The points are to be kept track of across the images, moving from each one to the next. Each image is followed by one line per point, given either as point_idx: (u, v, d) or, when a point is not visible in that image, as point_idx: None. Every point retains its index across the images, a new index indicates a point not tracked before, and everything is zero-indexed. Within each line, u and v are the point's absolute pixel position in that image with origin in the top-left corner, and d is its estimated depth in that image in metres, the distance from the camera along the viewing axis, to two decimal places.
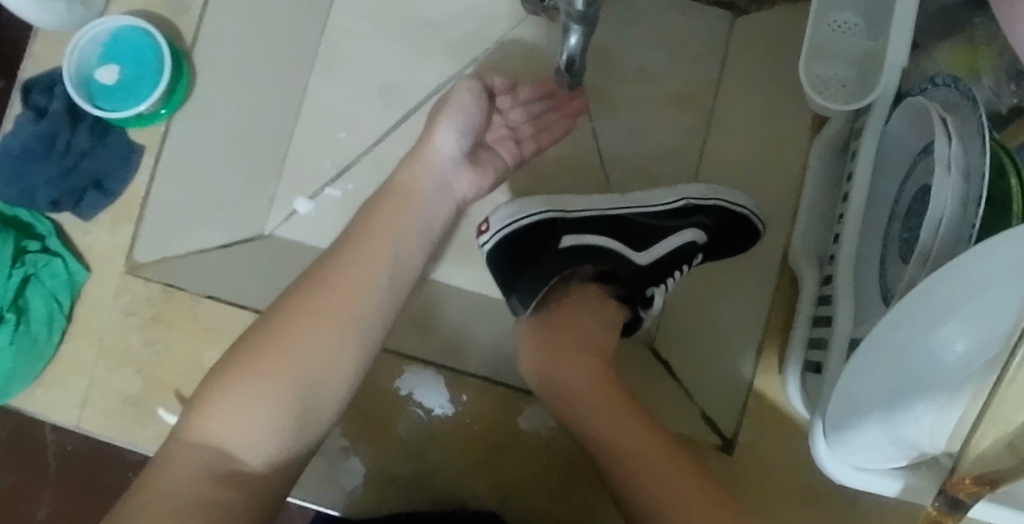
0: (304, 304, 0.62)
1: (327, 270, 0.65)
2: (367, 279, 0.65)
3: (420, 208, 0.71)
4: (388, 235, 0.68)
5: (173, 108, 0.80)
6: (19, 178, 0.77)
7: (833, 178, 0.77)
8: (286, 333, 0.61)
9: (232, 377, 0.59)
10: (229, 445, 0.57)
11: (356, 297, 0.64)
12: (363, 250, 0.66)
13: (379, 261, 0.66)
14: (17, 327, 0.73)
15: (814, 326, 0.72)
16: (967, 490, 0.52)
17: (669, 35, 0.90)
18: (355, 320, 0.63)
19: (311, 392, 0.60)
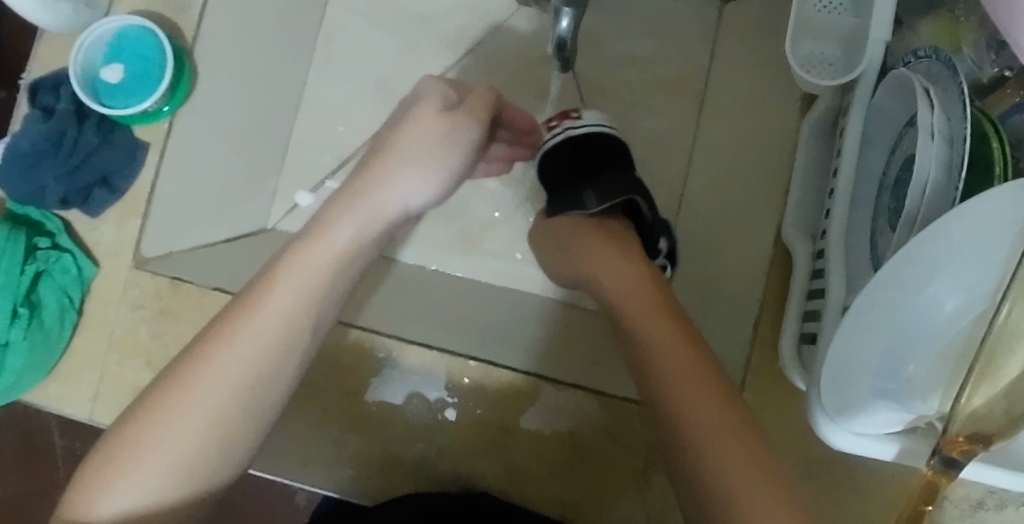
0: (225, 337, 0.57)
1: (204, 354, 0.56)
2: (256, 354, 0.57)
3: (323, 262, 0.61)
4: (291, 294, 0.59)
5: (176, 104, 0.82)
6: (29, 177, 0.79)
7: (822, 154, 0.78)
8: (164, 421, 0.54)
9: (154, 413, 0.54)
10: (146, 478, 0.53)
11: (242, 372, 0.56)
12: (292, 278, 0.59)
13: (278, 329, 0.58)
14: (30, 322, 0.75)
15: (809, 298, 0.74)
16: (961, 449, 0.52)
17: (658, 23, 0.92)
18: (250, 396, 0.56)
19: (227, 432, 0.55)
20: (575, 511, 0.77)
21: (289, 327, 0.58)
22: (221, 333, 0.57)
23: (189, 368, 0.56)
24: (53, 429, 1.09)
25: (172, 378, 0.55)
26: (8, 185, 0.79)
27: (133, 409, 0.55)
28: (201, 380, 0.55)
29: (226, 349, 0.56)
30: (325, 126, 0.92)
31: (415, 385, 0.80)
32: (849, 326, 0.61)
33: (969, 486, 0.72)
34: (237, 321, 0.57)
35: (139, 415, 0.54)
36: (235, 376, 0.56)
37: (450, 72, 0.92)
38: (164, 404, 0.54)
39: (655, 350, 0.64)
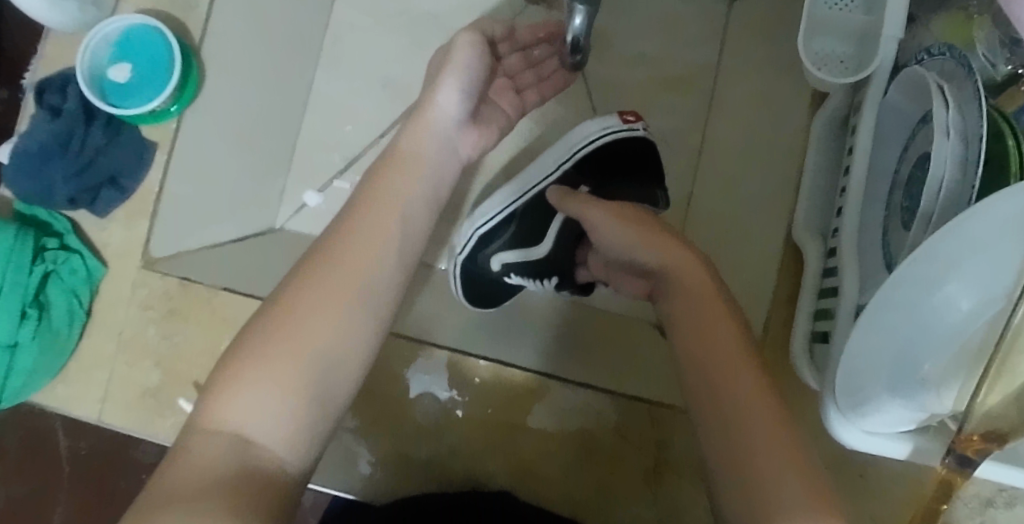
0: (316, 270, 0.57)
1: (307, 276, 0.57)
2: (359, 274, 0.58)
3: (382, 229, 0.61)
4: (368, 251, 0.59)
5: (184, 104, 0.81)
6: (37, 175, 0.78)
7: (832, 152, 0.78)
8: (270, 363, 0.53)
9: (264, 337, 0.54)
10: (271, 395, 0.52)
11: (333, 317, 0.56)
12: (377, 207, 0.62)
13: (358, 283, 0.58)
14: (39, 322, 0.76)
15: (820, 296, 0.74)
16: (974, 447, 0.53)
17: (667, 20, 0.92)
18: (351, 328, 0.56)
19: (334, 356, 0.55)
20: (587, 509, 0.77)
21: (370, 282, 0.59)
22: (308, 271, 0.57)
23: (283, 314, 0.55)
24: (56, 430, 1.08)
25: (278, 307, 0.55)
26: (17, 185, 0.79)
27: (226, 361, 0.53)
28: (307, 301, 0.56)
29: (327, 270, 0.57)
30: (333, 126, 0.91)
31: (422, 383, 0.80)
32: (864, 322, 0.61)
33: (979, 484, 0.72)
34: (333, 247, 0.59)
35: (251, 339, 0.54)
36: (341, 296, 0.57)
37: None
38: (278, 327, 0.54)
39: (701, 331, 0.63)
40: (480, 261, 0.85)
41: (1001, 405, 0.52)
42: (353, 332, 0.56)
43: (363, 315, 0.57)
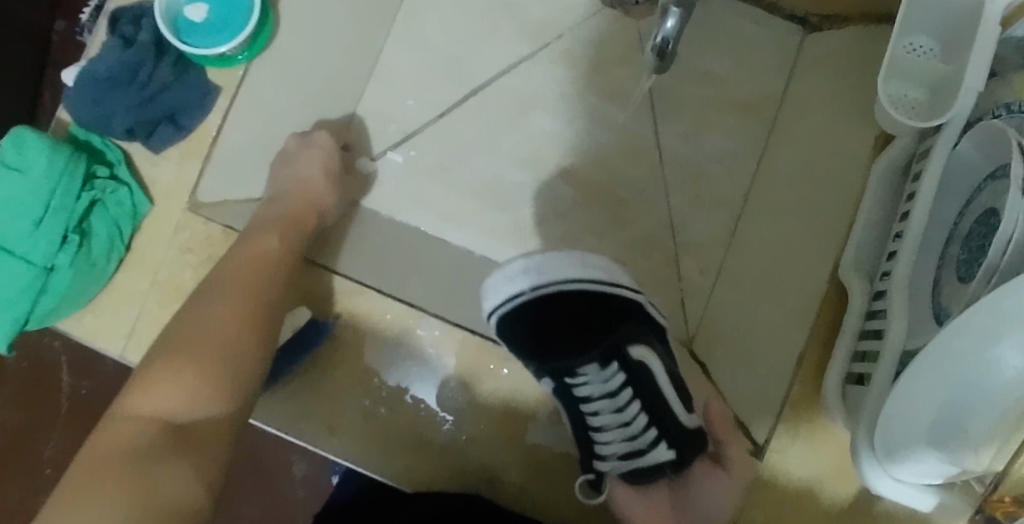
0: (222, 297, 0.69)
1: (207, 303, 0.68)
2: (252, 295, 0.70)
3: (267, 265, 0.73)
4: (227, 312, 0.68)
5: (251, 55, 0.80)
6: (99, 102, 0.77)
7: (891, 195, 0.78)
8: (174, 368, 0.63)
9: (171, 358, 0.64)
10: (167, 409, 0.61)
11: (236, 336, 0.67)
12: (255, 260, 0.73)
13: (225, 332, 0.66)
14: (79, 249, 0.75)
15: (861, 338, 0.74)
16: (1004, 509, 0.56)
17: (739, 43, 0.91)
18: (251, 337, 0.67)
19: (240, 367, 0.65)
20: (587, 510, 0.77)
21: (237, 329, 0.67)
22: (211, 293, 0.69)
23: (143, 381, 0.63)
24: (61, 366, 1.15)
25: (183, 331, 0.66)
26: (76, 107, 0.77)
27: (144, 369, 0.64)
28: (214, 323, 0.67)
29: (223, 300, 0.69)
30: (395, 97, 0.92)
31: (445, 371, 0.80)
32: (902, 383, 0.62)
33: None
34: (224, 280, 0.71)
35: (156, 362, 0.64)
36: (240, 312, 0.68)
37: (527, 61, 0.91)
38: (184, 347, 0.65)
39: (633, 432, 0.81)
40: (640, 340, 0.80)
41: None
42: (259, 343, 0.68)
43: (254, 330, 0.68)
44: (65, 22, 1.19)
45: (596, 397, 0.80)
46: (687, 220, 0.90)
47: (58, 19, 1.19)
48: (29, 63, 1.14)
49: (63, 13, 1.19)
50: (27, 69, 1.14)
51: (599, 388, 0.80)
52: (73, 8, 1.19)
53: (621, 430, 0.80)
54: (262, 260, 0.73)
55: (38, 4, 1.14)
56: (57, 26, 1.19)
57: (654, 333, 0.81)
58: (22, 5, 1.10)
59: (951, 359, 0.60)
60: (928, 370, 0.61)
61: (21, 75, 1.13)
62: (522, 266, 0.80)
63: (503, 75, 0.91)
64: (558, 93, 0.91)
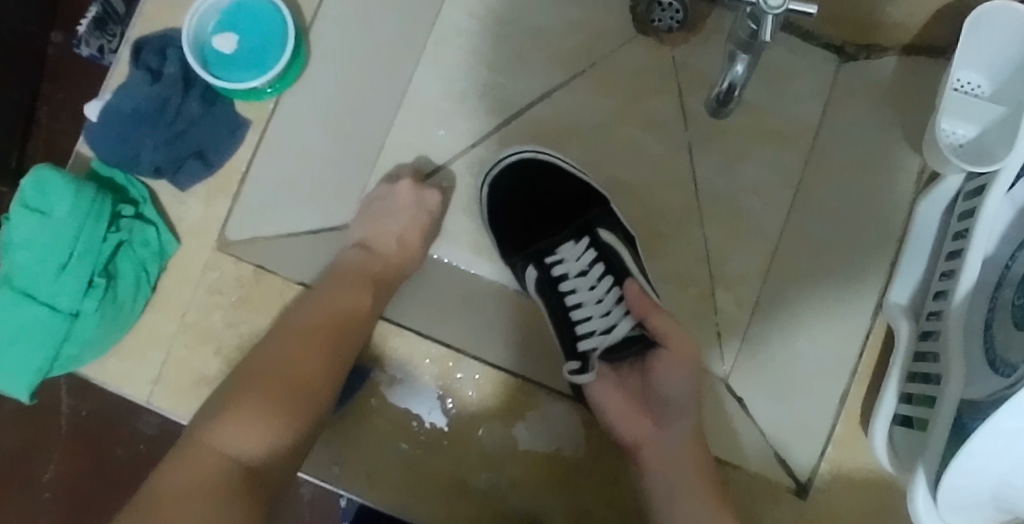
0: (301, 321, 0.71)
1: (289, 325, 0.71)
2: (329, 317, 0.72)
3: (349, 321, 0.73)
4: (303, 359, 0.69)
5: (281, 88, 0.77)
6: (125, 139, 0.73)
7: (934, 233, 0.77)
8: (248, 389, 0.66)
9: (247, 380, 0.67)
10: (237, 427, 0.64)
11: (307, 357, 0.69)
12: (329, 298, 0.73)
13: (294, 379, 0.68)
14: (106, 294, 0.71)
15: (909, 380, 0.74)
16: None
17: (776, 71, 0.90)
18: (324, 360, 0.70)
19: (309, 388, 0.68)
20: None
21: (310, 376, 0.68)
22: (296, 320, 0.72)
23: (218, 410, 0.66)
24: (62, 388, 1.11)
25: (261, 354, 0.69)
26: (98, 143, 0.73)
27: (227, 388, 0.68)
28: (290, 346, 0.69)
29: (302, 323, 0.71)
30: (423, 127, 0.89)
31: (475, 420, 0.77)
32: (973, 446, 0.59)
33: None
34: (309, 309, 0.72)
35: (235, 382, 0.67)
36: (317, 335, 0.70)
37: (560, 89, 0.89)
38: (264, 367, 0.68)
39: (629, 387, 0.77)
40: (607, 224, 0.84)
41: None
42: (333, 363, 0.70)
43: (333, 352, 0.70)
44: (62, 33, 1.13)
45: (572, 276, 0.84)
46: (722, 252, 0.89)
47: (54, 30, 1.13)
48: (24, 76, 1.08)
49: (59, 24, 1.12)
50: (21, 83, 1.08)
51: (573, 266, 0.84)
52: (69, 17, 1.13)
53: (598, 307, 0.82)
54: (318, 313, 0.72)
55: (34, 14, 1.07)
56: (53, 36, 1.13)
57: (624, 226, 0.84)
58: (19, 16, 1.04)
59: None
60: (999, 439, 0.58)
61: (16, 88, 1.07)
62: (515, 156, 0.87)
63: (536, 103, 0.89)
64: (591, 122, 0.89)
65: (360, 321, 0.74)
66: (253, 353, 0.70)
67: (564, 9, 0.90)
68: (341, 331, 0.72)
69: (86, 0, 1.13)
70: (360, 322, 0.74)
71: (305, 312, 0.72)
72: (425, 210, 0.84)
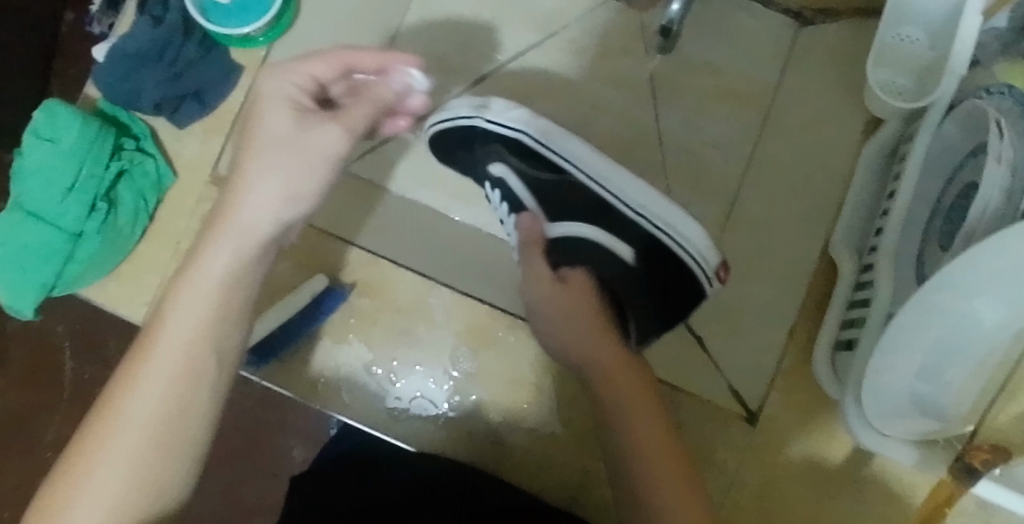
0: (163, 317, 0.59)
1: (151, 328, 0.59)
2: (202, 305, 0.59)
3: (212, 291, 0.59)
4: (162, 374, 0.58)
5: (272, 37, 0.84)
6: (130, 77, 0.81)
7: (876, 176, 0.82)
8: (106, 424, 0.57)
9: (109, 414, 0.57)
10: (106, 475, 0.56)
11: (167, 376, 0.58)
12: (209, 267, 0.59)
13: (159, 407, 0.57)
14: (107, 217, 0.78)
15: (849, 308, 0.78)
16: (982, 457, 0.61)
17: (737, 33, 0.96)
18: (194, 371, 0.58)
19: (180, 411, 0.58)
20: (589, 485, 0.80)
21: (179, 391, 0.58)
22: (159, 314, 0.59)
23: (78, 457, 0.57)
24: (65, 348, 1.21)
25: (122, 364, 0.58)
26: (105, 82, 0.81)
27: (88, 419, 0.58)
28: (149, 365, 0.58)
29: (167, 320, 0.59)
30: None
31: (449, 377, 0.82)
32: (884, 343, 0.63)
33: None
34: (173, 294, 0.59)
35: (101, 403, 0.58)
36: (183, 340, 0.58)
37: (534, 49, 0.96)
38: (127, 388, 0.58)
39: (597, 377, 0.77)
40: (493, 157, 0.87)
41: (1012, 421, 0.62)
42: (202, 366, 0.59)
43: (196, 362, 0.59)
44: (74, 13, 1.21)
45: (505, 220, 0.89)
46: (684, 203, 0.94)
47: (67, 10, 1.21)
48: (37, 50, 1.16)
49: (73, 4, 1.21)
50: (36, 55, 1.16)
51: (500, 211, 0.89)
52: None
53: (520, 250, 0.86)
54: (178, 296, 0.59)
55: None
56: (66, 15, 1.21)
57: (510, 152, 0.86)
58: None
59: (937, 320, 0.62)
60: (905, 333, 0.62)
61: (32, 61, 1.16)
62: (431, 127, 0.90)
63: (510, 63, 0.96)
64: (562, 80, 0.96)
65: (206, 285, 0.59)
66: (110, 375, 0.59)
67: None
68: (202, 318, 0.59)
69: None
70: (223, 284, 0.59)
71: (174, 302, 0.59)
72: (320, 137, 0.61)
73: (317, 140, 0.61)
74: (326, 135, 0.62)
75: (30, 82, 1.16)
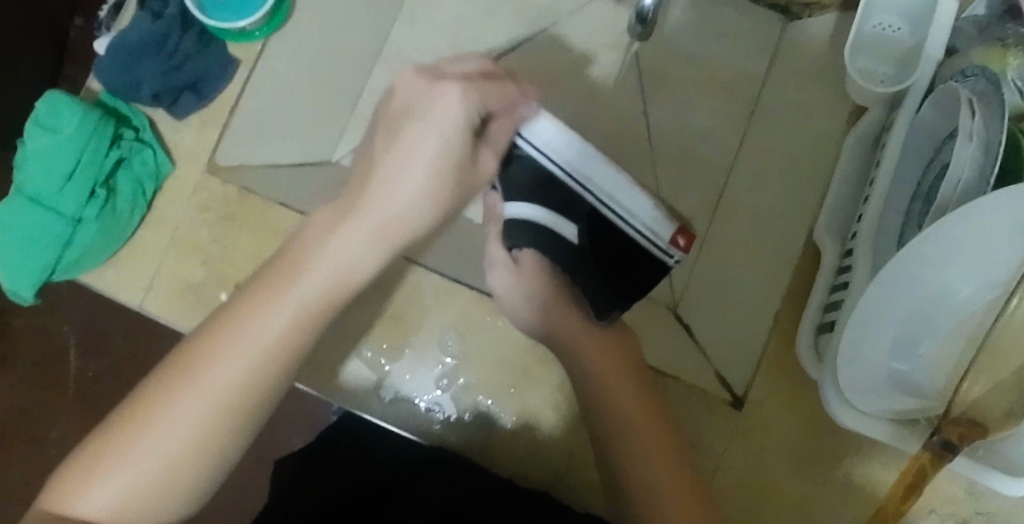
0: (266, 293, 0.61)
1: (252, 301, 0.60)
2: (319, 305, 0.61)
3: (322, 285, 0.61)
4: (252, 348, 0.59)
5: (268, 32, 0.89)
6: (130, 69, 0.85)
7: (861, 162, 0.82)
8: (183, 380, 0.58)
9: (189, 369, 0.58)
10: (169, 430, 0.57)
11: (257, 356, 0.59)
12: (326, 262, 0.62)
13: (241, 379, 0.59)
14: (105, 204, 0.80)
15: (832, 291, 0.78)
16: (960, 432, 0.58)
17: (724, 29, 1.00)
18: (280, 358, 0.60)
19: (260, 390, 0.60)
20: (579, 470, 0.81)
21: (262, 369, 0.59)
22: (262, 291, 0.61)
23: (148, 403, 0.58)
24: (70, 348, 1.24)
25: (219, 325, 0.60)
26: (106, 75, 0.85)
27: (164, 367, 0.59)
28: (243, 340, 0.59)
29: (272, 298, 0.60)
30: None
31: (439, 362, 0.83)
32: (857, 316, 0.64)
33: (946, 483, 0.73)
34: (285, 278, 0.61)
35: (185, 355, 0.59)
36: (282, 329, 0.60)
37: (524, 43, 1.01)
38: (211, 350, 0.59)
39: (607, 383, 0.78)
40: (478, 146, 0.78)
41: (983, 395, 0.59)
42: (289, 355, 0.60)
43: (287, 354, 0.60)
44: (83, 18, 1.26)
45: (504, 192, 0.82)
46: (674, 192, 0.97)
47: (76, 14, 1.26)
48: (47, 51, 1.21)
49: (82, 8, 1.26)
50: (47, 54, 1.21)
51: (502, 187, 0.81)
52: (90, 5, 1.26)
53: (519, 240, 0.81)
54: (284, 279, 0.61)
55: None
56: (75, 20, 1.26)
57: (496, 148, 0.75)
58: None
59: (909, 290, 0.64)
60: (880, 308, 0.64)
61: (39, 63, 1.19)
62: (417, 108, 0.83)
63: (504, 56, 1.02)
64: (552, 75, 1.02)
65: (315, 280, 0.61)
66: (196, 327, 0.61)
67: None
68: (297, 314, 0.61)
69: None
70: (328, 282, 0.62)
71: (274, 282, 0.61)
72: (434, 120, 0.62)
73: (438, 106, 0.62)
74: (443, 94, 0.62)
75: (36, 84, 1.19)
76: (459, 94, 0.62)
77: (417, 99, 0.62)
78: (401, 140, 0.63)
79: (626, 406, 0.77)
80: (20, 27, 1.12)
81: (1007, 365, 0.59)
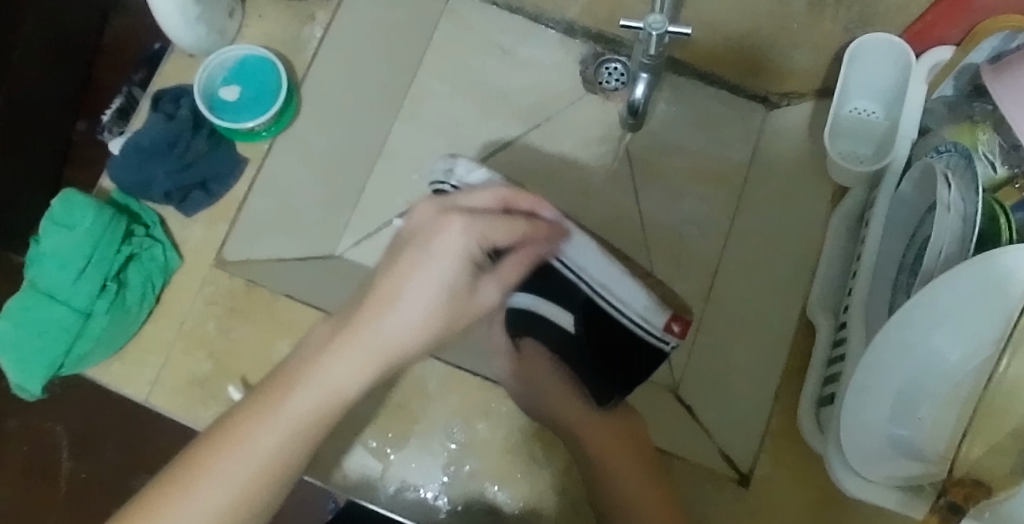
0: (257, 410, 0.56)
1: (241, 425, 0.56)
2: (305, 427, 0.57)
3: (321, 400, 0.57)
4: (245, 472, 0.55)
5: (274, 132, 0.92)
6: (142, 168, 0.89)
7: (847, 240, 0.85)
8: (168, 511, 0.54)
9: (175, 495, 0.55)
10: None
11: (243, 486, 0.55)
12: (314, 381, 0.57)
13: (226, 509, 0.55)
14: (115, 297, 0.81)
15: (828, 366, 0.79)
16: (966, 493, 0.56)
17: (709, 121, 1.06)
18: (267, 483, 0.56)
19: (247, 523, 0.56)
20: None
21: (251, 493, 0.56)
22: (258, 409, 0.56)
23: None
24: (62, 449, 1.28)
25: (212, 446, 0.55)
26: (119, 175, 0.88)
27: (151, 492, 0.55)
28: (228, 466, 0.55)
29: (262, 418, 0.56)
30: (402, 174, 1.08)
31: (445, 449, 0.79)
32: (857, 383, 0.68)
33: None
34: (281, 397, 0.56)
35: (178, 474, 0.55)
36: (271, 454, 0.56)
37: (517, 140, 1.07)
38: (201, 474, 0.55)
39: (627, 499, 0.74)
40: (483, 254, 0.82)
41: (983, 455, 0.57)
42: (278, 479, 0.56)
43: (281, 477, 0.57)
44: (86, 122, 1.34)
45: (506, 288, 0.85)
46: (668, 276, 1.02)
47: (80, 118, 1.34)
48: (51, 155, 1.27)
49: (85, 113, 1.34)
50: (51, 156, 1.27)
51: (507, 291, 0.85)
52: (94, 109, 1.34)
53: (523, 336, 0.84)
54: (274, 400, 0.56)
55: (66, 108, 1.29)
56: (79, 124, 1.34)
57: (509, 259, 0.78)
58: (51, 106, 1.23)
59: (903, 355, 0.67)
60: (876, 372, 0.68)
61: (43, 165, 1.24)
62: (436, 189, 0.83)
63: (500, 151, 1.07)
64: (544, 169, 1.07)
65: (305, 399, 0.57)
66: (195, 438, 0.57)
67: (522, 75, 1.09)
68: (281, 441, 0.56)
69: (109, 96, 1.34)
70: (319, 402, 0.57)
71: (266, 407, 0.56)
72: (436, 264, 0.60)
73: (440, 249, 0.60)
74: (447, 228, 0.60)
75: (36, 189, 1.23)
76: (461, 229, 0.60)
77: (423, 233, 0.60)
78: (404, 269, 0.60)
79: (628, 479, 0.75)
80: (30, 132, 1.19)
81: (1006, 424, 0.58)
